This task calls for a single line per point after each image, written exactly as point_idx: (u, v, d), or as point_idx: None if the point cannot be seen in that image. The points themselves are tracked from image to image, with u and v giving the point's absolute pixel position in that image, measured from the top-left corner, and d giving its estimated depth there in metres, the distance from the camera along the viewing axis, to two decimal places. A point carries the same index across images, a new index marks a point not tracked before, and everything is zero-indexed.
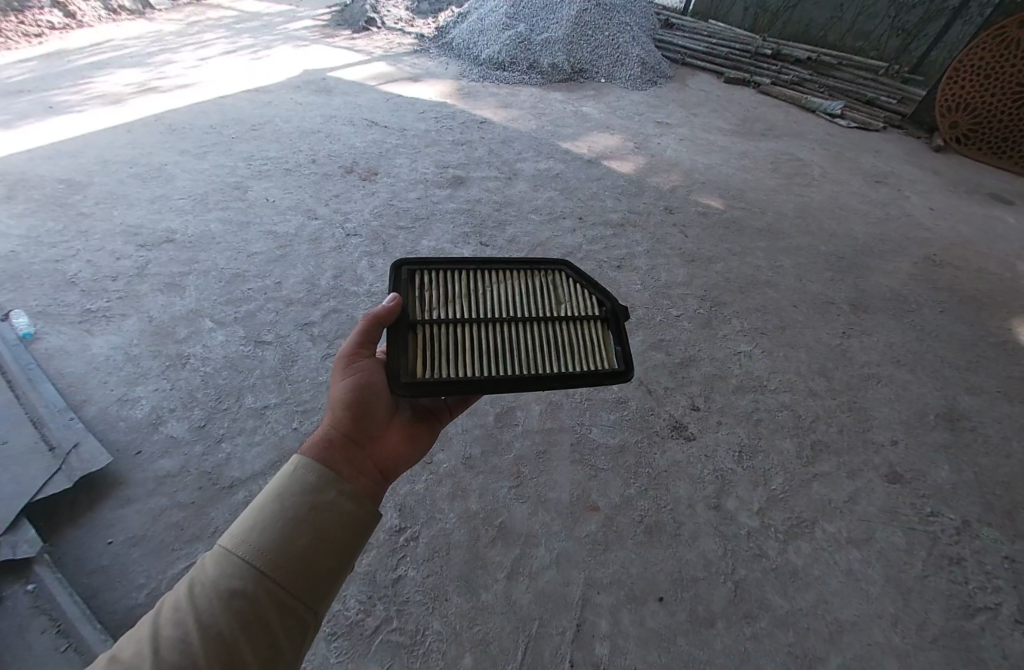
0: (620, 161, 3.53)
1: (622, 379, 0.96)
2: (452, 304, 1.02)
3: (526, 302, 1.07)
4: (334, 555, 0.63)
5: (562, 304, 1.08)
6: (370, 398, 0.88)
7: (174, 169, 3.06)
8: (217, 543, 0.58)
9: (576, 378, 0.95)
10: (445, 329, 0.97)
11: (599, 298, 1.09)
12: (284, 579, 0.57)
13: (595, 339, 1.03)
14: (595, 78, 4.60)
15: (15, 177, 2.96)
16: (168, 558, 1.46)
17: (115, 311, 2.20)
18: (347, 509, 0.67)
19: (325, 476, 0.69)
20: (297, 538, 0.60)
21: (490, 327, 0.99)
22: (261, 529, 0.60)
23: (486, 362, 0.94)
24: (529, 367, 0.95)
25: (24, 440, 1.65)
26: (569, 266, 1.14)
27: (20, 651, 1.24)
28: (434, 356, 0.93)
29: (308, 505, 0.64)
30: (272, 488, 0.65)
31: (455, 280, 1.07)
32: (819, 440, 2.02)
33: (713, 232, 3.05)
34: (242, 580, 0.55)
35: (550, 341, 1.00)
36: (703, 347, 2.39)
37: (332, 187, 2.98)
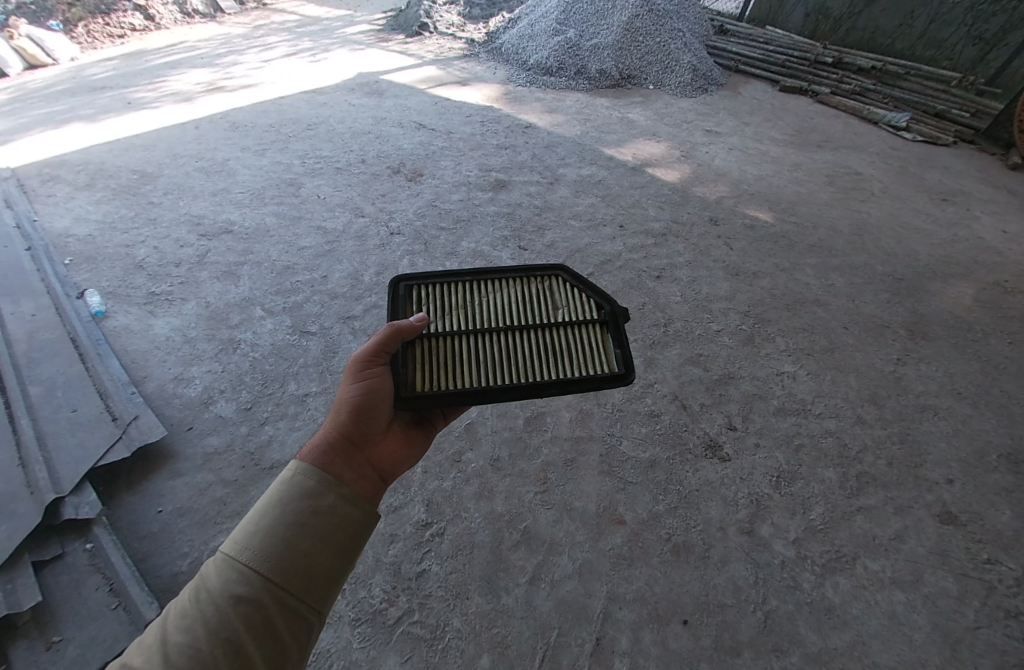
0: (665, 169, 3.47)
1: (624, 382, 0.93)
2: (448, 317, 1.03)
3: (522, 311, 1.06)
4: (335, 557, 0.65)
5: (559, 310, 1.06)
6: (376, 402, 0.86)
7: (236, 164, 3.24)
8: (218, 549, 0.59)
9: (576, 382, 0.92)
10: (442, 340, 0.98)
11: (598, 301, 1.06)
12: (288, 582, 0.59)
13: (594, 342, 1.00)
14: (643, 84, 4.53)
15: (96, 166, 3.22)
16: (211, 531, 1.55)
17: (177, 294, 2.35)
18: (348, 513, 0.68)
19: (325, 480, 0.69)
20: (299, 543, 0.62)
21: (487, 337, 0.99)
22: (262, 535, 0.60)
23: (484, 372, 0.94)
24: (527, 375, 0.94)
25: (91, 408, 1.78)
26: (564, 271, 1.12)
27: (74, 604, 1.33)
28: (433, 368, 0.94)
29: (309, 510, 0.65)
30: (271, 492, 0.66)
31: (451, 293, 1.08)
32: (865, 472, 1.91)
33: (760, 246, 2.94)
34: (247, 585, 0.56)
35: (548, 348, 0.98)
36: (743, 365, 2.31)
37: (380, 187, 3.07)
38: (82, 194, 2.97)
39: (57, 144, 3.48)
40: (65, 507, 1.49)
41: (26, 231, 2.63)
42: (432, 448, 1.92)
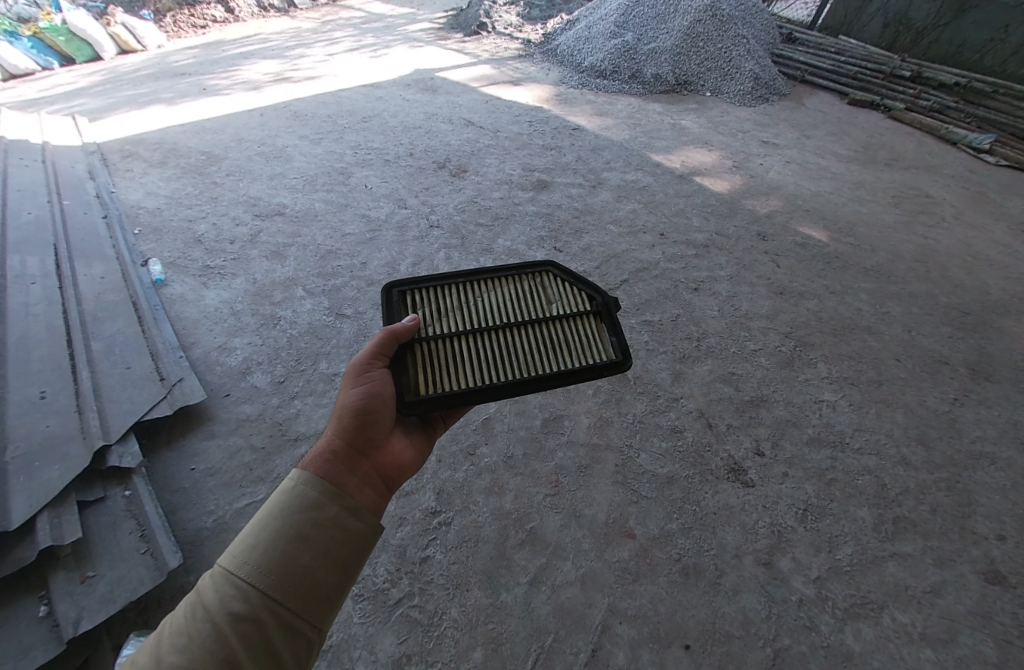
0: (714, 179, 3.36)
1: (621, 369, 0.97)
2: (444, 319, 1.02)
3: (517, 307, 1.06)
4: (335, 572, 0.64)
5: (553, 303, 1.08)
6: (379, 407, 0.86)
7: (293, 151, 3.41)
8: (216, 563, 0.58)
9: (578, 373, 0.96)
10: (439, 342, 0.98)
11: (590, 292, 1.08)
12: (287, 598, 0.58)
13: (590, 333, 1.04)
14: (699, 91, 4.40)
15: (170, 146, 3.48)
16: (235, 493, 1.66)
17: (228, 269, 2.51)
18: (350, 525, 0.67)
19: (328, 491, 0.69)
20: (300, 557, 0.61)
21: (486, 336, 1.00)
22: (263, 549, 0.60)
23: (487, 371, 0.96)
24: (529, 370, 0.96)
25: (143, 367, 1.93)
26: (553, 264, 1.12)
27: (109, 543, 1.44)
28: (434, 372, 0.95)
29: (311, 523, 0.65)
30: (271, 503, 0.65)
31: (444, 293, 1.07)
32: (903, 516, 1.77)
33: (810, 265, 2.79)
34: (245, 601, 0.56)
35: (547, 342, 1.00)
36: (778, 389, 2.20)
37: (424, 180, 3.15)
38: (155, 170, 3.23)
39: (138, 124, 3.79)
40: (111, 454, 1.62)
41: (105, 201, 2.89)
42: (448, 438, 1.95)
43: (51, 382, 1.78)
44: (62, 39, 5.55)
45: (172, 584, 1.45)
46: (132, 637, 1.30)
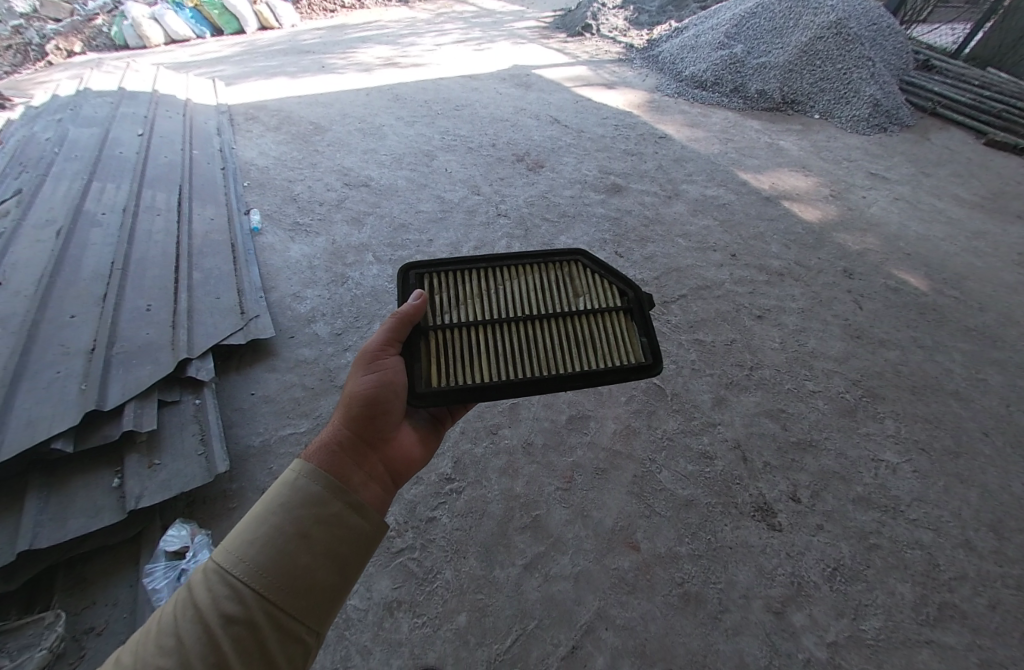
0: (804, 206, 3.13)
1: (650, 372, 0.94)
2: (462, 307, 0.99)
3: (542, 299, 1.03)
4: (337, 572, 0.61)
5: (580, 296, 1.04)
6: (389, 397, 0.85)
7: (388, 130, 3.67)
8: (210, 558, 0.56)
9: (602, 375, 0.93)
10: (457, 332, 0.96)
11: (622, 287, 1.04)
12: (283, 600, 0.55)
13: (619, 331, 0.99)
14: (807, 112, 4.10)
15: (286, 114, 3.89)
16: (282, 423, 1.87)
17: (314, 228, 2.78)
18: (353, 523, 0.64)
19: (332, 485, 0.65)
20: (298, 557, 0.58)
21: (507, 328, 0.96)
22: (258, 546, 0.57)
23: (505, 366, 0.93)
24: (549, 367, 0.94)
25: (230, 299, 2.21)
26: (584, 255, 1.09)
27: (176, 438, 1.68)
28: (448, 363, 0.92)
29: (313, 518, 0.61)
30: (269, 498, 0.62)
31: (465, 280, 1.04)
32: (952, 604, 1.58)
33: (898, 313, 2.52)
34: (239, 604, 0.53)
35: (571, 339, 0.97)
36: (831, 436, 2.04)
37: (501, 171, 3.26)
38: (270, 133, 3.63)
39: (263, 92, 4.27)
40: (191, 366, 1.89)
41: (225, 155, 3.31)
42: (475, 414, 2.03)
43: (157, 298, 2.10)
44: (216, 12, 6.33)
45: (217, 486, 1.67)
46: (178, 522, 1.53)
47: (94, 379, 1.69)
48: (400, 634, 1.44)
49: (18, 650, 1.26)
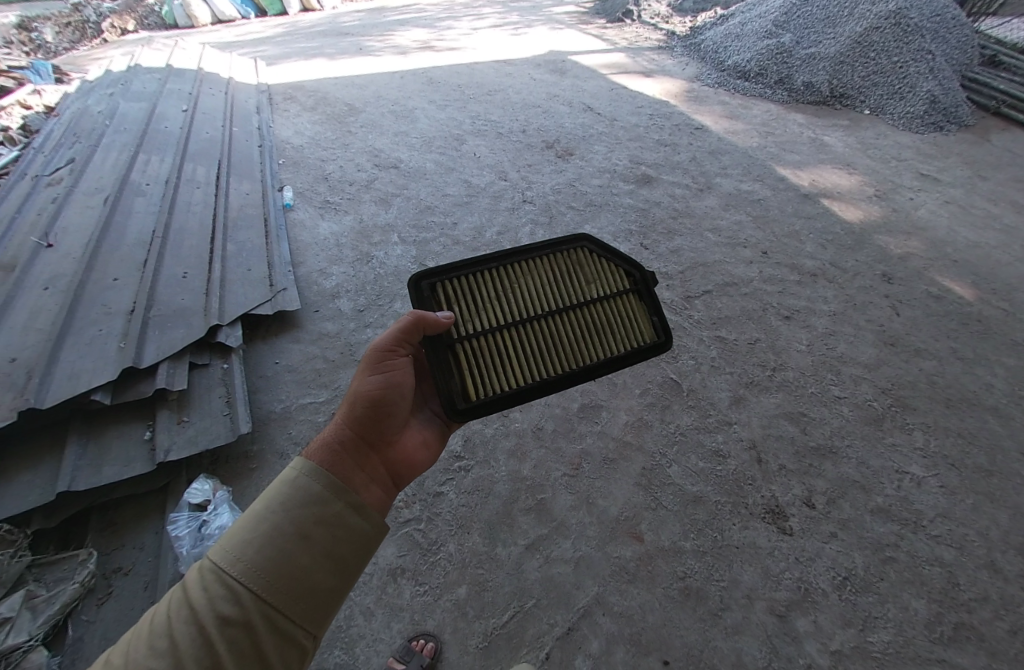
0: (845, 206, 2.99)
1: (664, 348, 1.01)
2: (483, 314, 0.94)
3: (556, 292, 1.00)
4: (337, 576, 0.57)
5: (590, 283, 1.03)
6: (394, 398, 0.84)
7: (420, 113, 3.70)
8: (205, 557, 0.51)
9: (625, 357, 0.98)
10: (482, 340, 0.92)
11: (627, 269, 1.05)
12: (283, 602, 0.51)
13: (631, 314, 1.03)
14: (856, 108, 3.89)
15: (323, 94, 3.97)
16: (303, 392, 1.95)
17: (343, 206, 2.84)
18: (355, 524, 0.61)
19: (334, 484, 0.62)
20: (298, 557, 0.54)
21: (530, 328, 0.95)
22: (258, 545, 0.53)
23: (537, 367, 0.93)
24: (576, 360, 0.96)
25: (260, 271, 2.30)
26: (587, 239, 1.05)
27: (204, 398, 1.77)
28: (481, 373, 0.91)
29: (314, 518, 0.58)
30: (269, 495, 0.58)
31: (477, 283, 0.96)
32: (970, 626, 1.51)
33: (938, 322, 2.40)
34: (235, 604, 0.48)
35: (592, 329, 0.98)
36: (853, 444, 1.97)
37: (530, 157, 3.24)
38: (306, 113, 3.71)
39: (302, 72, 4.35)
40: (221, 332, 1.98)
41: (263, 133, 3.41)
42: None
43: (193, 266, 2.20)
44: None
45: (240, 447, 1.76)
46: (202, 476, 1.63)
47: (132, 338, 1.79)
48: (402, 600, 1.51)
49: (55, 582, 1.39)
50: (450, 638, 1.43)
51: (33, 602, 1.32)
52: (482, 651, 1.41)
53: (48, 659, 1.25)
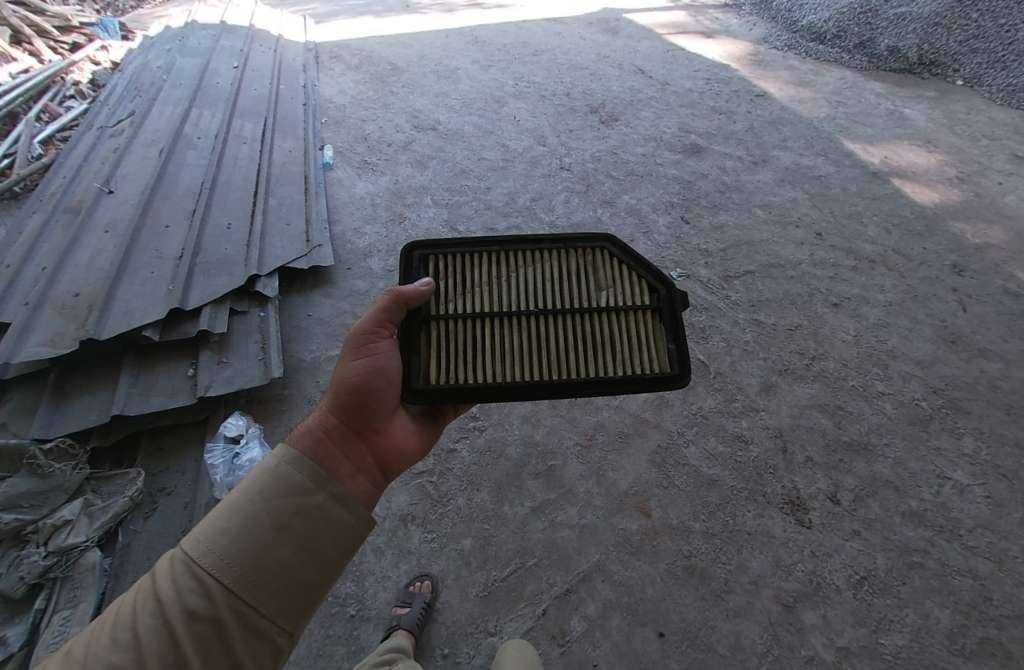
0: (918, 187, 2.71)
1: (673, 385, 0.83)
2: (469, 295, 0.92)
3: (558, 290, 0.92)
4: (316, 569, 0.58)
5: (602, 290, 0.93)
6: (380, 384, 0.83)
7: (463, 74, 3.63)
8: (177, 550, 0.53)
9: (621, 382, 0.84)
10: (459, 323, 0.89)
11: (651, 282, 0.92)
12: (253, 598, 0.52)
13: (643, 333, 0.89)
14: (947, 77, 3.47)
15: (369, 53, 3.96)
16: (332, 344, 2.04)
17: (380, 167, 2.87)
18: (336, 517, 0.62)
19: (315, 476, 0.63)
20: (274, 551, 0.55)
21: (515, 323, 0.89)
22: (230, 538, 0.54)
23: (512, 365, 0.86)
24: (558, 370, 0.86)
25: (298, 227, 2.38)
26: (610, 241, 0.96)
27: (241, 342, 1.89)
28: (449, 356, 0.87)
29: (292, 511, 0.59)
30: (249, 484, 0.60)
31: (474, 266, 0.95)
32: (997, 642, 1.42)
33: (1011, 321, 2.16)
34: (204, 599, 0.50)
35: (588, 340, 0.88)
36: (892, 443, 1.84)
37: (573, 122, 3.12)
38: (351, 72, 3.72)
39: (350, 30, 4.34)
40: (259, 281, 2.08)
41: (308, 92, 3.46)
42: None
43: (237, 218, 2.30)
44: None
45: (272, 389, 1.88)
46: (237, 413, 1.75)
47: (179, 282, 1.92)
48: (411, 544, 1.60)
49: (109, 494, 1.56)
50: (452, 583, 1.51)
51: (90, 508, 1.49)
52: (482, 600, 1.49)
53: (100, 559, 1.42)
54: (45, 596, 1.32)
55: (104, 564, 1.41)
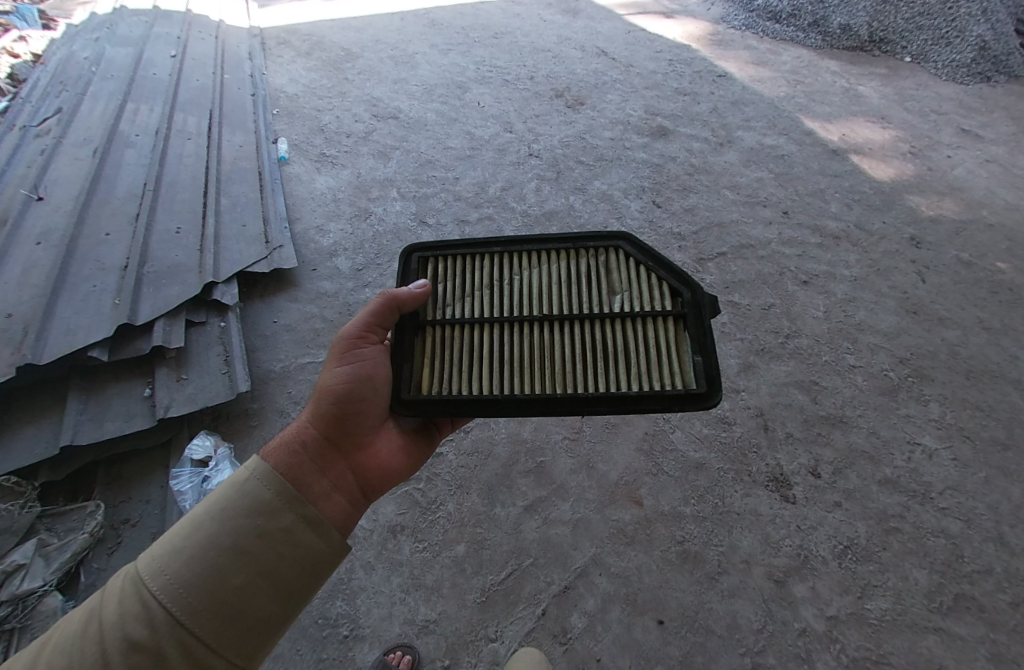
0: (875, 162, 2.79)
1: (700, 405, 0.71)
2: (468, 299, 0.87)
3: (567, 295, 0.86)
4: (277, 599, 0.55)
5: (618, 295, 0.85)
6: (363, 395, 0.82)
7: (421, 59, 3.47)
8: (131, 568, 0.50)
9: (637, 397, 0.73)
10: (456, 329, 0.83)
11: (674, 286, 0.83)
12: (203, 628, 0.48)
13: (663, 343, 0.79)
14: (896, 54, 3.58)
15: (319, 38, 3.74)
16: (302, 352, 1.93)
17: (340, 160, 2.72)
18: (304, 541, 0.59)
19: (285, 494, 0.61)
20: (230, 577, 0.52)
21: (516, 329, 0.82)
22: (187, 559, 0.51)
23: (509, 374, 0.79)
24: (562, 382, 0.77)
25: (255, 228, 2.23)
26: (628, 241, 0.89)
27: (202, 356, 1.75)
28: (445, 366, 0.81)
29: (257, 532, 0.56)
30: (214, 500, 0.57)
31: (476, 268, 0.91)
32: (971, 597, 1.50)
33: (965, 289, 2.27)
34: (148, 628, 0.46)
35: (599, 350, 0.79)
36: (866, 414, 1.90)
37: (538, 107, 3.04)
38: (301, 59, 3.51)
39: (296, 14, 4.08)
40: (216, 289, 1.93)
41: (256, 81, 3.23)
42: None
43: (186, 222, 2.13)
44: None
45: (240, 405, 1.77)
46: (203, 434, 1.63)
47: (127, 295, 1.76)
48: (402, 555, 1.54)
49: (66, 531, 1.42)
50: (448, 592, 1.47)
51: (46, 550, 1.35)
52: (480, 605, 1.45)
53: (62, 603, 1.29)
54: (3, 650, 1.19)
55: (67, 606, 1.28)
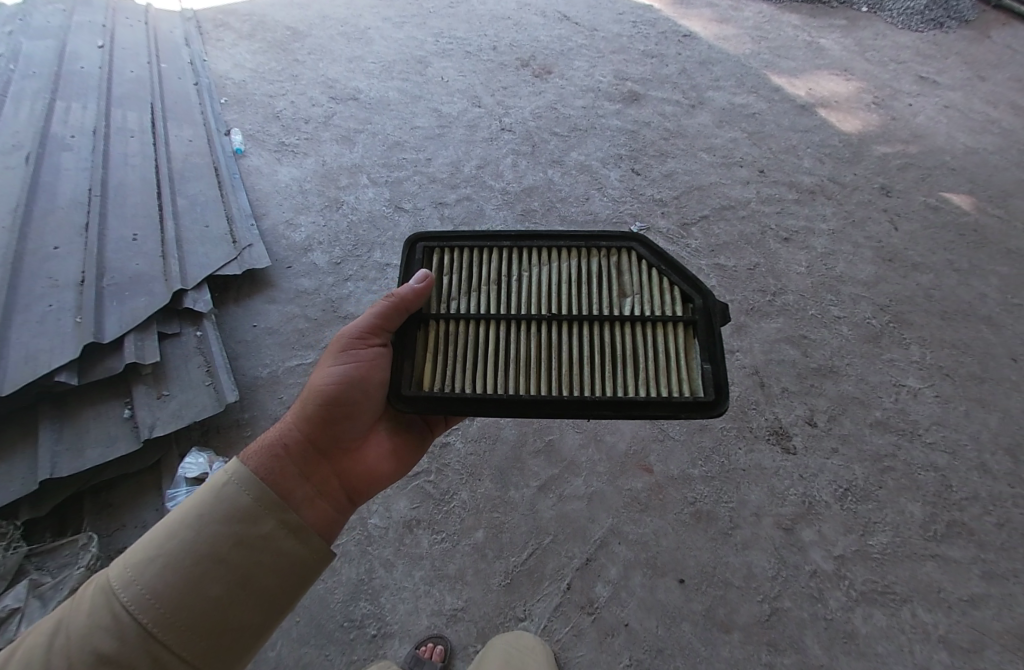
0: (842, 115, 2.83)
1: (707, 414, 0.69)
2: (474, 293, 0.82)
3: (576, 294, 0.81)
4: (257, 609, 0.53)
5: (628, 298, 0.81)
6: (353, 397, 0.79)
7: (374, 34, 3.28)
8: (103, 576, 0.49)
9: (644, 403, 0.70)
10: (460, 326, 0.78)
11: (686, 291, 0.80)
12: (177, 641, 0.47)
13: (673, 348, 0.75)
14: (853, 4, 3.59)
15: (261, 18, 3.47)
16: (288, 354, 1.84)
17: (302, 148, 2.56)
18: (286, 549, 0.57)
19: (265, 499, 0.59)
20: (206, 587, 0.50)
21: (520, 326, 0.77)
22: (159, 568, 0.50)
23: (511, 372, 0.74)
24: (565, 381, 0.73)
25: (219, 228, 2.09)
26: (642, 243, 0.85)
27: (181, 369, 1.65)
28: (448, 365, 0.76)
29: (235, 539, 0.54)
30: (189, 504, 0.55)
31: (482, 261, 0.86)
32: (962, 523, 1.59)
33: (935, 233, 2.35)
34: (119, 639, 0.46)
35: (606, 351, 0.75)
36: (854, 362, 1.97)
37: (504, 79, 2.93)
38: (244, 42, 3.26)
39: None
40: (187, 297, 1.81)
41: (197, 69, 2.99)
42: None
43: (142, 226, 1.97)
44: None
45: (230, 416, 1.69)
46: (195, 450, 1.54)
47: (87, 310, 1.62)
48: (420, 548, 1.51)
49: (60, 568, 1.32)
50: (471, 579, 1.46)
51: (40, 590, 1.24)
52: (504, 588, 1.45)
53: None
54: None
55: None
